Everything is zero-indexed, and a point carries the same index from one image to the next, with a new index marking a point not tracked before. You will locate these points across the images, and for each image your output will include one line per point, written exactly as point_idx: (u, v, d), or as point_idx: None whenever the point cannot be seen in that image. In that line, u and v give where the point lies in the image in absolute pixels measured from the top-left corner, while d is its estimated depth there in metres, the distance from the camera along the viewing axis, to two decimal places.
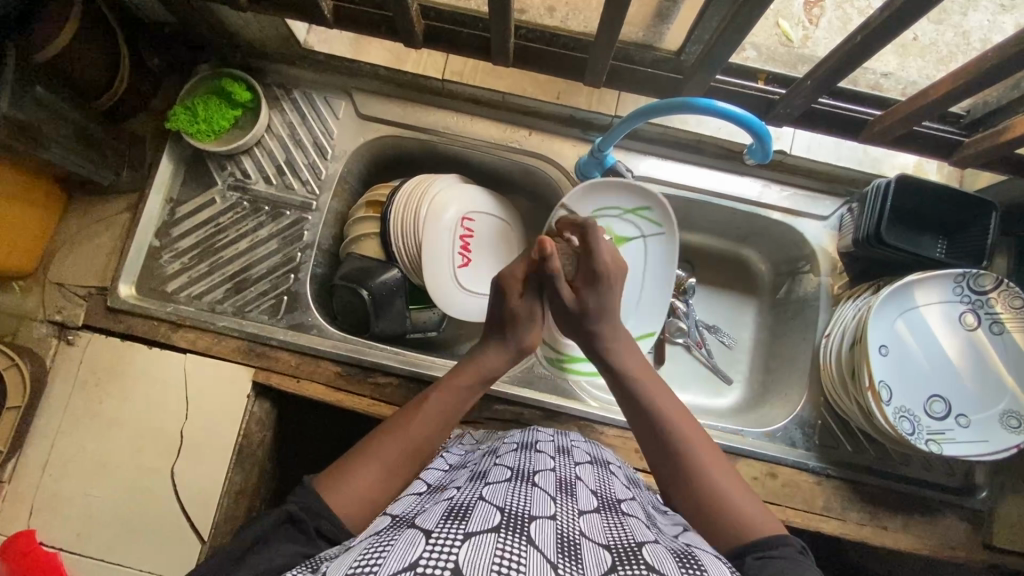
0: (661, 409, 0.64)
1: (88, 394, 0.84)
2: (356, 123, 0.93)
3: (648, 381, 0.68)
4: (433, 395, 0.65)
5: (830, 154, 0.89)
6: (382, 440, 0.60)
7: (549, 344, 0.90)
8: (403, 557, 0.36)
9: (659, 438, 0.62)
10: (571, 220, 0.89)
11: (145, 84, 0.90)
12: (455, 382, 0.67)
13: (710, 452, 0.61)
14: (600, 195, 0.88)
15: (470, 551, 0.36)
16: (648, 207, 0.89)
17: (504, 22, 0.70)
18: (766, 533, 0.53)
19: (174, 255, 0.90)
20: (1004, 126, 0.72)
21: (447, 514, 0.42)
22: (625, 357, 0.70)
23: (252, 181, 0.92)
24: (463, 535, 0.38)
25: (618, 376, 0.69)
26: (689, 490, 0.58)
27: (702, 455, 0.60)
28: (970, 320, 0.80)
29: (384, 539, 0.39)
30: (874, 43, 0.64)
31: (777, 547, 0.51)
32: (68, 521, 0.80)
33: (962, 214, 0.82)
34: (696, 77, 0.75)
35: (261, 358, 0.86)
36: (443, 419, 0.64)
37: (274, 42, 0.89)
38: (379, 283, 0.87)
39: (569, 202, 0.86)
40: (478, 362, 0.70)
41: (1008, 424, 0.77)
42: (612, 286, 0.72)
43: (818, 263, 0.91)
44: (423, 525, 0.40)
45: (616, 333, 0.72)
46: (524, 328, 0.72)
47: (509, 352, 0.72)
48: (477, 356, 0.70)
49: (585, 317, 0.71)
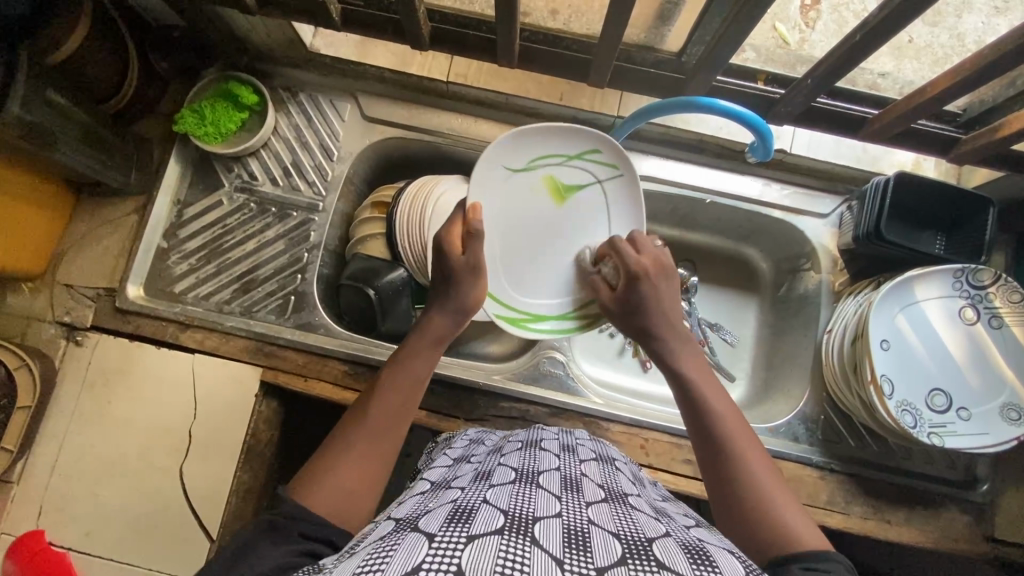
0: (709, 404, 0.59)
1: (97, 394, 0.84)
2: (361, 125, 0.94)
3: (705, 382, 0.61)
4: (388, 373, 0.63)
5: (829, 153, 0.90)
6: (351, 430, 0.59)
7: (508, 309, 0.80)
8: (406, 560, 0.36)
9: (706, 436, 0.57)
10: (510, 173, 0.76)
11: (152, 87, 0.91)
12: (410, 354, 0.65)
13: (760, 464, 0.55)
14: (534, 139, 0.76)
15: (473, 554, 0.37)
16: (596, 149, 0.77)
17: (510, 24, 0.71)
18: (813, 546, 0.48)
19: (182, 256, 0.91)
20: (998, 124, 0.74)
21: (449, 517, 0.43)
22: (689, 361, 0.63)
23: (259, 183, 0.93)
24: (466, 539, 0.39)
25: (672, 374, 0.62)
26: (729, 491, 0.54)
27: (746, 459, 0.55)
28: (969, 314, 0.82)
29: (389, 542, 0.40)
30: (871, 42, 0.65)
31: (823, 564, 0.46)
32: (77, 522, 0.80)
33: (960, 211, 0.83)
34: (698, 77, 0.76)
35: (269, 358, 0.87)
36: (405, 396, 0.62)
37: (280, 46, 0.90)
38: (386, 282, 0.88)
39: (500, 159, 0.75)
40: (431, 328, 0.67)
41: (1009, 416, 0.78)
42: (656, 285, 0.65)
43: (819, 261, 0.92)
44: (426, 529, 0.41)
45: (680, 335, 0.65)
46: (470, 286, 0.68)
47: (458, 315, 0.68)
48: (423, 328, 0.67)
49: (636, 316, 0.66)
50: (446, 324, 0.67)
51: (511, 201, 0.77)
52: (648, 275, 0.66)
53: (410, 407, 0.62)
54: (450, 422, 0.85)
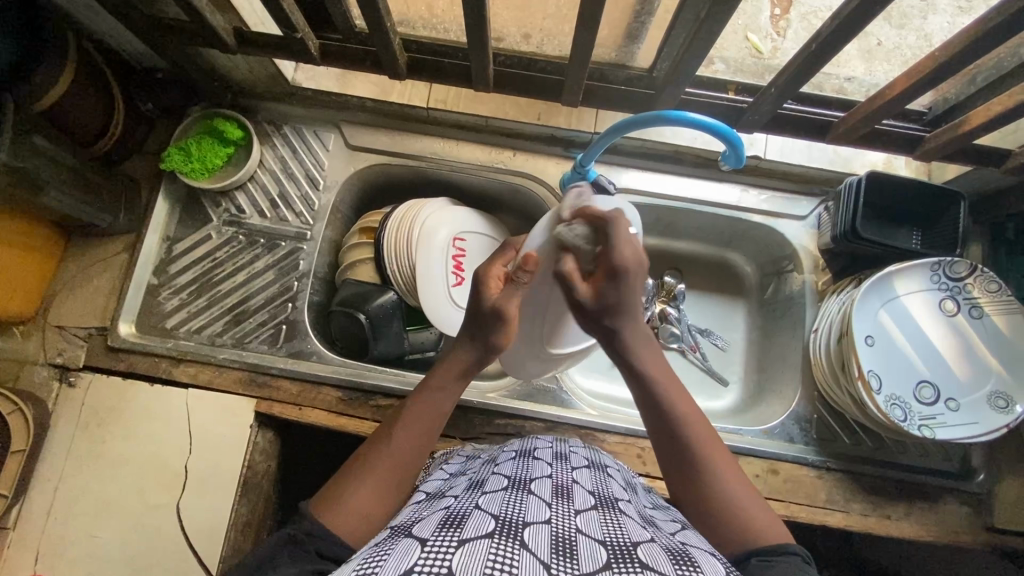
0: (673, 407, 0.59)
1: (92, 435, 0.84)
2: (345, 153, 0.96)
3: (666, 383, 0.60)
4: (410, 403, 0.63)
5: (803, 158, 0.92)
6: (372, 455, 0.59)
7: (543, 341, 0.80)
8: (398, 565, 0.37)
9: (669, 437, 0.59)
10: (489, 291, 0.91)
11: (138, 128, 0.92)
12: (434, 386, 0.63)
13: (726, 463, 0.58)
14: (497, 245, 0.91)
15: (464, 557, 0.38)
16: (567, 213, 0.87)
17: (483, 51, 0.73)
18: (773, 540, 0.52)
19: (173, 291, 0.92)
20: (961, 120, 0.76)
21: (441, 523, 0.43)
22: (646, 355, 0.60)
23: (247, 216, 0.94)
24: (457, 543, 0.39)
25: (631, 370, 0.60)
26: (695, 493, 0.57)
27: (714, 461, 0.57)
28: (949, 306, 0.83)
29: (382, 549, 0.41)
30: (828, 50, 0.67)
31: (781, 556, 0.50)
32: (75, 566, 0.79)
33: (933, 206, 0.86)
34: (665, 92, 0.79)
35: (262, 388, 0.87)
36: (427, 425, 0.62)
37: (263, 81, 0.93)
38: (377, 306, 0.88)
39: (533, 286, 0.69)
40: (450, 360, 0.64)
41: (997, 404, 0.79)
42: (633, 284, 0.57)
43: (801, 262, 0.94)
44: (418, 535, 0.42)
45: (639, 332, 0.60)
46: (497, 330, 0.62)
47: (485, 350, 0.64)
48: (451, 357, 0.64)
49: (605, 316, 0.58)
50: (472, 360, 0.64)
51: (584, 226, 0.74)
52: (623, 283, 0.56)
53: (432, 439, 0.62)
54: (447, 442, 0.85)
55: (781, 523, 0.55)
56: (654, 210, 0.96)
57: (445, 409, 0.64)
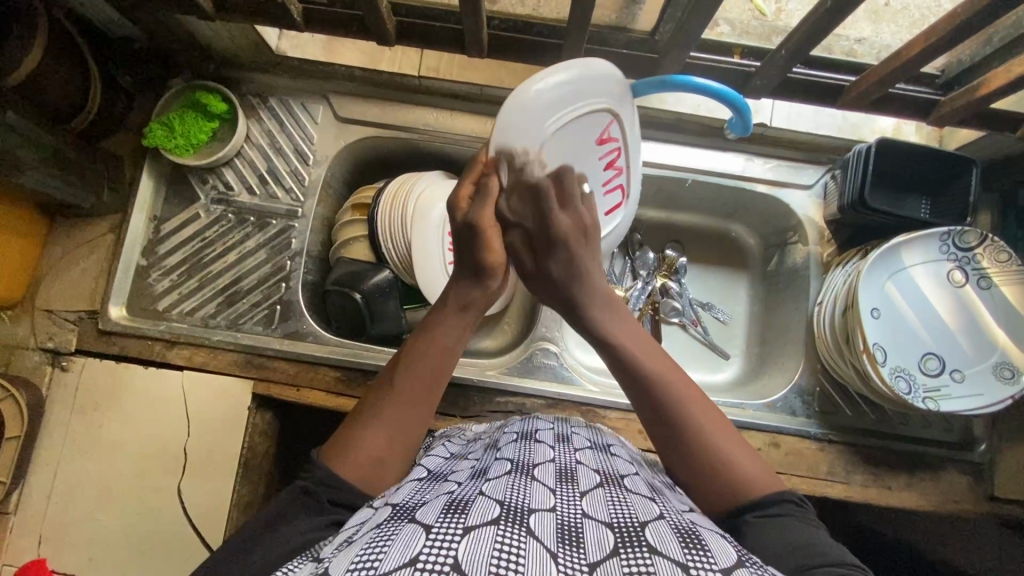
0: (649, 372, 0.57)
1: (88, 419, 0.83)
2: (335, 125, 0.92)
3: (634, 342, 0.58)
4: (415, 341, 0.60)
5: (810, 123, 0.90)
6: (380, 398, 0.58)
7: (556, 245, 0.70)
8: (402, 552, 0.36)
9: (650, 405, 0.57)
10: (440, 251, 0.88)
11: (117, 101, 0.88)
12: (440, 324, 0.60)
13: (704, 409, 0.57)
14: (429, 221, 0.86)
15: (470, 544, 0.37)
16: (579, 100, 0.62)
17: (476, 16, 0.70)
18: (765, 489, 0.53)
19: (163, 272, 0.89)
20: (978, 82, 0.73)
21: (445, 509, 0.42)
22: (608, 319, 0.59)
23: (235, 193, 0.91)
24: (463, 530, 0.38)
25: (599, 338, 0.59)
26: (685, 454, 0.55)
27: (695, 415, 0.56)
28: (957, 276, 0.82)
29: (386, 533, 0.39)
30: (842, 9, 0.63)
31: (778, 507, 0.51)
32: (78, 549, 0.79)
33: (941, 173, 0.83)
34: (670, 55, 0.75)
35: (259, 370, 0.86)
36: (435, 366, 0.59)
37: (245, 50, 0.88)
38: (372, 285, 0.86)
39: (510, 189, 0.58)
40: (452, 297, 0.61)
41: (1002, 375, 0.78)
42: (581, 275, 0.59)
43: (805, 233, 0.92)
44: (422, 521, 0.41)
45: (596, 294, 0.60)
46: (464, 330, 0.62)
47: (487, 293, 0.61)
48: (451, 288, 0.61)
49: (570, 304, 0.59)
50: (463, 288, 0.60)
51: (565, 124, 0.60)
52: (568, 242, 0.58)
53: (442, 379, 0.59)
54: (447, 421, 0.85)
55: (769, 470, 0.55)
56: (653, 181, 0.93)
57: (452, 345, 0.61)
